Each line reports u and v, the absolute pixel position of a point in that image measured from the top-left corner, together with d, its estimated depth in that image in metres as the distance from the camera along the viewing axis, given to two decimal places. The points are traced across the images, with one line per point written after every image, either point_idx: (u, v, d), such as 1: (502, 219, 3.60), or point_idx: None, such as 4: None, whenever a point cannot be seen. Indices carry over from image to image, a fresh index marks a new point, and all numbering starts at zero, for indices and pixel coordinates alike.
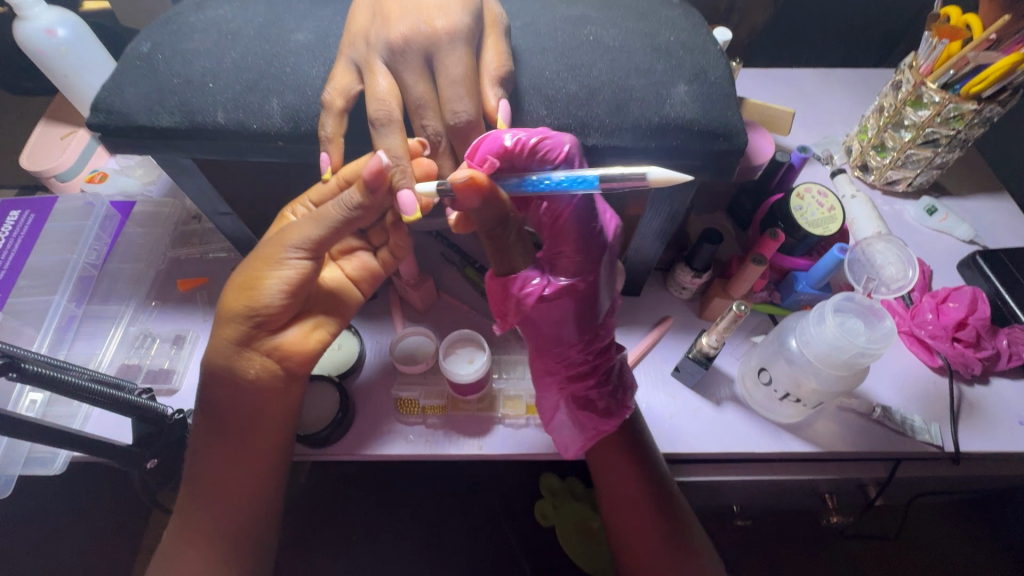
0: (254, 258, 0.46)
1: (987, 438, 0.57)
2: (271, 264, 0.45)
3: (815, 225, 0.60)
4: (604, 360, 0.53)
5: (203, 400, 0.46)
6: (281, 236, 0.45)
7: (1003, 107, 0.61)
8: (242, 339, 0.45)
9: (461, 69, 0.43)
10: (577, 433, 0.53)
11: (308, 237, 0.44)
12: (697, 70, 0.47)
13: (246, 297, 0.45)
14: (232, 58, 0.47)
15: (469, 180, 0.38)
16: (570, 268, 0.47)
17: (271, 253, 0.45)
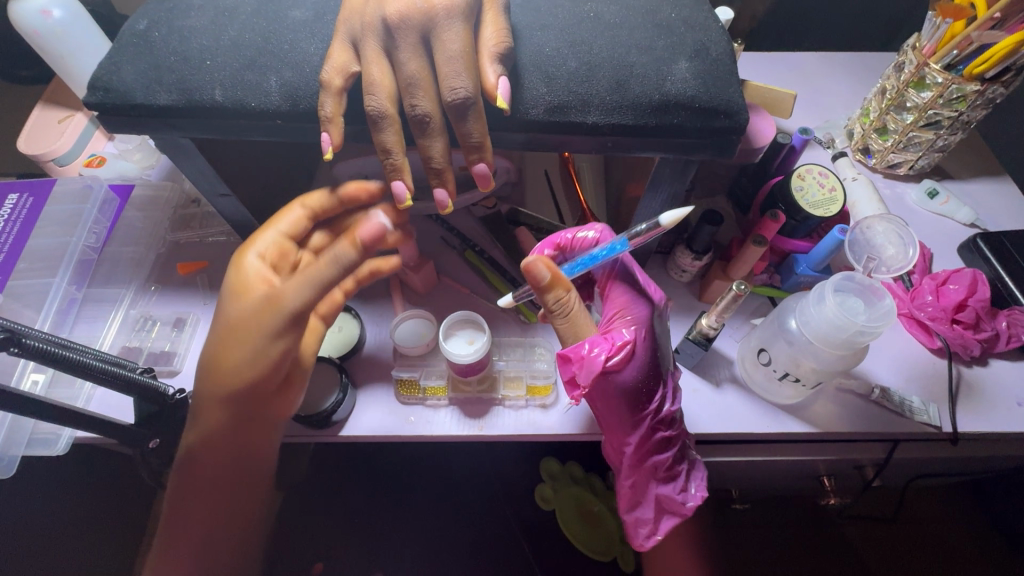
0: (237, 321, 0.46)
1: (985, 418, 0.57)
2: (261, 331, 0.45)
3: (816, 207, 0.60)
4: (677, 436, 0.52)
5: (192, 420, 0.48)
6: (269, 301, 0.46)
7: (1006, 87, 0.61)
8: (236, 397, 0.46)
9: (459, 46, 0.42)
10: (647, 498, 0.53)
11: (297, 303, 0.45)
12: (698, 47, 0.46)
13: (229, 358, 0.46)
14: (229, 36, 0.47)
15: (535, 263, 0.47)
16: (624, 325, 0.50)
17: (260, 319, 0.45)
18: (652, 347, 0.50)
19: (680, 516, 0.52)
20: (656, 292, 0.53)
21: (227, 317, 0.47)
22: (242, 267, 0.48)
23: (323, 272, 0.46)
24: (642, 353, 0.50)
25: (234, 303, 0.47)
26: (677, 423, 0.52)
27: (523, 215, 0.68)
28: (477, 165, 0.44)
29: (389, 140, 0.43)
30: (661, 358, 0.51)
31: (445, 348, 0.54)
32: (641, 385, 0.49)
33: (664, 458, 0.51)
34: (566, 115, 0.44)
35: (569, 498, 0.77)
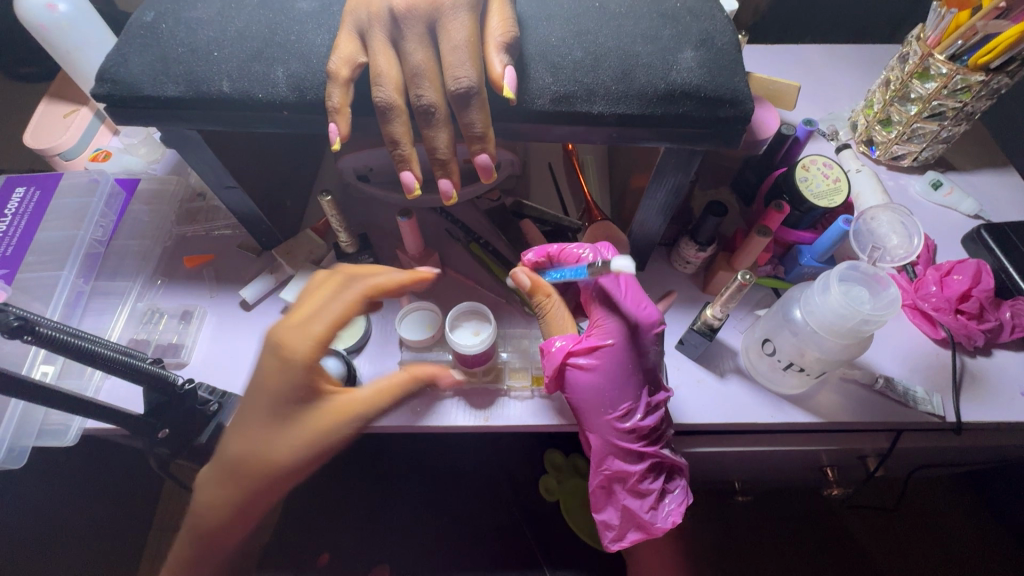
0: (294, 427, 0.45)
1: (988, 408, 0.58)
2: (329, 438, 0.46)
3: (821, 197, 0.60)
4: (652, 452, 0.51)
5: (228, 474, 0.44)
6: (339, 407, 0.46)
7: (1011, 78, 0.60)
8: (267, 488, 0.44)
9: (464, 35, 0.42)
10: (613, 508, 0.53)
11: (366, 415, 0.47)
12: (703, 36, 0.47)
13: (273, 454, 0.44)
14: (236, 28, 0.47)
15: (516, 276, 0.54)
16: (601, 331, 0.52)
17: (326, 428, 0.45)
18: (624, 360, 0.52)
19: (649, 532, 0.52)
20: (647, 315, 0.53)
21: (274, 417, 0.44)
22: (297, 362, 0.44)
23: (398, 390, 0.49)
24: (612, 366, 0.51)
25: (287, 407, 0.45)
26: (653, 438, 0.52)
27: (527, 207, 0.68)
28: (480, 155, 0.43)
29: (399, 131, 0.43)
30: (638, 374, 0.52)
31: (450, 338, 0.54)
32: (608, 394, 0.51)
33: (634, 469, 0.51)
34: (572, 104, 0.44)
35: (574, 489, 0.76)
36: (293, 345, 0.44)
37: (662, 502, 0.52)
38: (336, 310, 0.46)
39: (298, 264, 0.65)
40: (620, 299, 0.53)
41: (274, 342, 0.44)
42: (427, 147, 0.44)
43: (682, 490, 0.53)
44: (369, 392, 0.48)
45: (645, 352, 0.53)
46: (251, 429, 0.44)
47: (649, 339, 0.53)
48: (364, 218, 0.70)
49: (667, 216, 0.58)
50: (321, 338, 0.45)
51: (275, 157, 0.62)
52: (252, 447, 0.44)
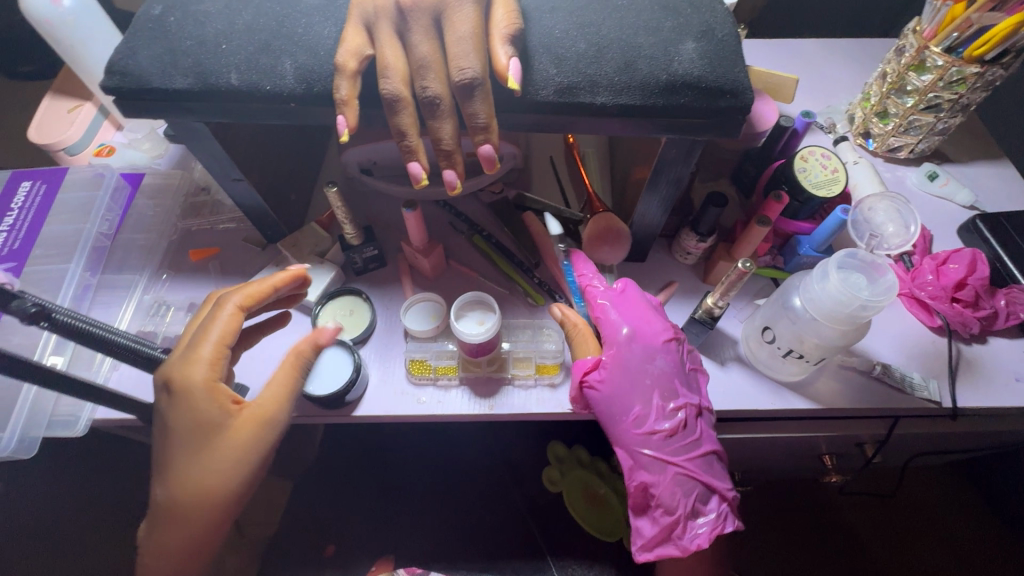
0: (215, 450, 0.44)
1: (984, 394, 0.59)
2: (254, 446, 0.44)
3: (818, 187, 0.61)
4: (676, 461, 0.50)
5: (163, 510, 0.44)
6: (249, 416, 0.45)
7: (1005, 70, 0.61)
8: (212, 518, 0.44)
9: (469, 27, 0.43)
10: (646, 524, 0.51)
11: (280, 413, 0.46)
12: (704, 28, 0.48)
13: (209, 480, 0.43)
14: (243, 21, 0.48)
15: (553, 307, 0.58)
16: (610, 344, 0.55)
17: (244, 438, 0.44)
18: (632, 369, 0.53)
19: (679, 550, 0.49)
20: (661, 328, 0.55)
21: (198, 447, 0.44)
22: (196, 389, 0.43)
23: (301, 373, 0.47)
24: (619, 375, 0.53)
25: (200, 431, 0.44)
26: (678, 447, 0.50)
27: (530, 199, 0.68)
28: (483, 146, 0.43)
29: (406, 123, 0.44)
30: (651, 384, 0.52)
31: (456, 327, 0.55)
32: (621, 404, 0.52)
33: (657, 480, 0.50)
34: (576, 95, 0.44)
35: (574, 480, 0.76)
36: (179, 375, 0.43)
37: (695, 520, 0.49)
38: (213, 330, 0.45)
39: (303, 257, 0.65)
40: (626, 314, 0.56)
41: (162, 378, 0.44)
42: (432, 138, 0.45)
43: (719, 513, 0.49)
44: (272, 391, 0.46)
45: (656, 361, 0.53)
46: (177, 465, 0.44)
47: (662, 349, 0.54)
48: (367, 212, 0.71)
49: (668, 208, 0.58)
50: (211, 360, 0.44)
51: (280, 151, 0.63)
52: (181, 482, 0.43)
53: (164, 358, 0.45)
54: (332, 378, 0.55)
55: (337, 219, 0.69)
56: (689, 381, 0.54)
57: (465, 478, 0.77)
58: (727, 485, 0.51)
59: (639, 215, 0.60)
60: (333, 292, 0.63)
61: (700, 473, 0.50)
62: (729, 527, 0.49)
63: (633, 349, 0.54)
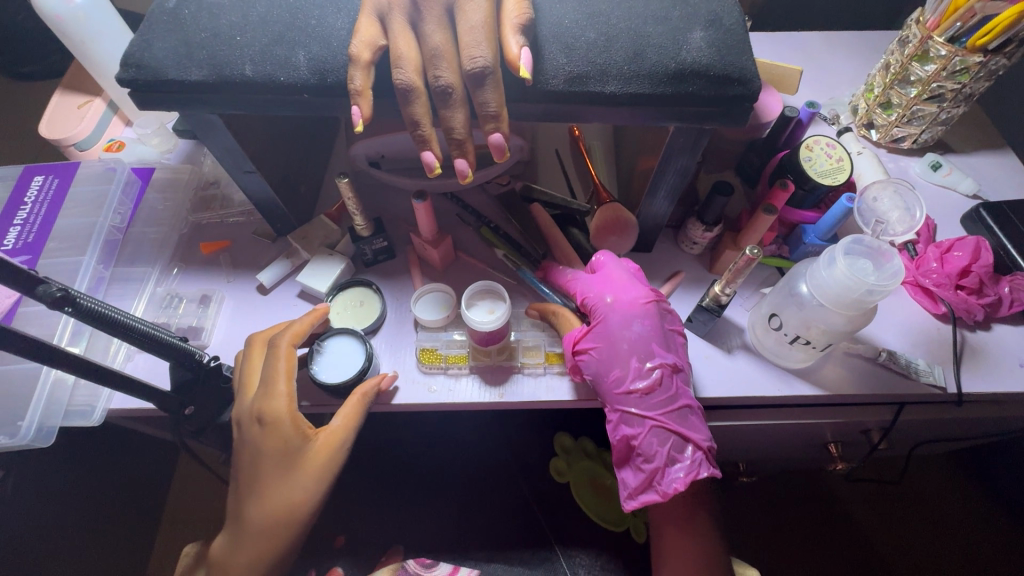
0: (296, 474, 0.51)
1: (989, 379, 0.59)
2: (329, 469, 0.52)
3: (824, 175, 0.62)
4: (651, 413, 0.51)
5: (249, 527, 0.52)
6: (322, 445, 0.52)
7: (1008, 59, 0.62)
8: (292, 532, 0.51)
9: (481, 17, 0.43)
10: (629, 476, 0.52)
11: (348, 442, 0.53)
12: (711, 17, 0.48)
13: (292, 502, 0.51)
14: (257, 14, 0.48)
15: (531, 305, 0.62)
16: (593, 311, 0.57)
17: (318, 464, 0.51)
18: (612, 335, 0.54)
19: (659, 496, 0.49)
20: (638, 295, 0.56)
21: (281, 470, 0.52)
22: (281, 420, 0.51)
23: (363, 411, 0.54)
24: (600, 342, 0.55)
25: (286, 458, 0.52)
26: (653, 401, 0.52)
27: (537, 191, 0.67)
28: (494, 135, 0.44)
29: (419, 113, 0.45)
30: (628, 347, 0.54)
31: (467, 315, 0.56)
32: (601, 366, 0.54)
33: (634, 432, 0.51)
34: (586, 84, 0.45)
35: (581, 471, 0.77)
36: (266, 409, 0.51)
37: (672, 467, 0.50)
38: (280, 366, 0.53)
39: (313, 249, 0.66)
40: (606, 287, 0.57)
41: (252, 412, 0.52)
42: (444, 128, 0.45)
43: (694, 458, 0.49)
44: (341, 423, 0.53)
45: (633, 327, 0.55)
46: (264, 485, 0.52)
47: (639, 314, 0.55)
48: (376, 204, 0.72)
49: (676, 197, 0.59)
50: (288, 395, 0.52)
51: (290, 144, 0.64)
52: (268, 500, 0.51)
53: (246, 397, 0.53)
54: (347, 370, 0.56)
55: (346, 211, 0.69)
56: (667, 342, 0.55)
57: (473, 467, 0.78)
58: (703, 434, 0.51)
59: (646, 204, 0.61)
60: (345, 283, 0.64)
61: (675, 423, 0.51)
62: (704, 472, 0.49)
63: (613, 317, 0.55)
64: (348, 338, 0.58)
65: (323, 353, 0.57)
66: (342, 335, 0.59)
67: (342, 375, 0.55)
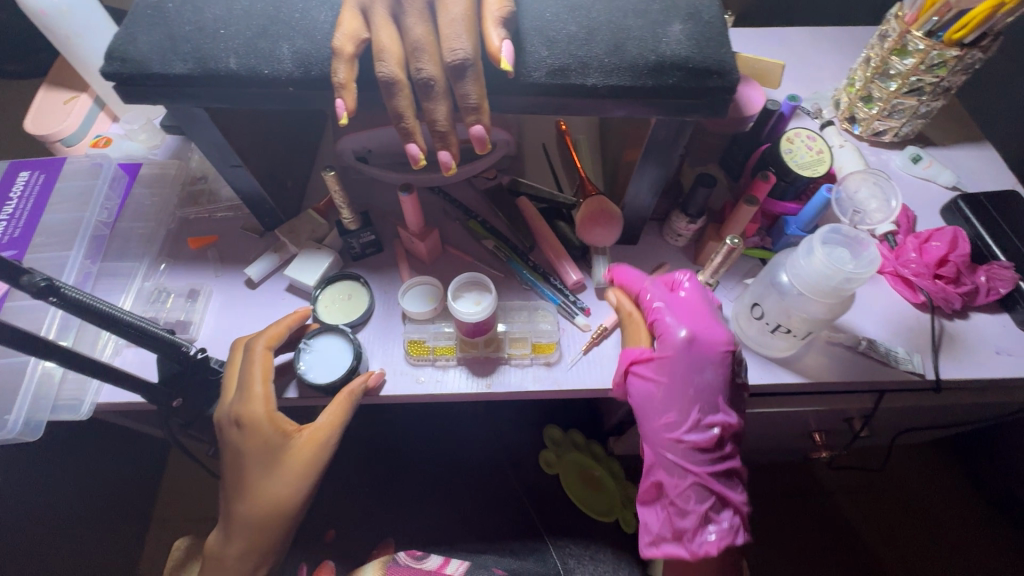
0: (281, 470, 0.52)
1: (966, 366, 0.61)
2: (313, 466, 0.52)
3: (804, 167, 0.64)
4: (696, 468, 0.52)
5: (237, 528, 0.52)
6: (306, 440, 0.53)
7: (984, 53, 0.63)
8: (281, 526, 0.52)
9: (462, 10, 0.44)
10: (656, 518, 0.54)
11: (332, 437, 0.53)
12: (691, 11, 0.49)
13: (276, 500, 0.51)
14: (241, 7, 0.49)
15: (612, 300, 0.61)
16: (666, 340, 0.55)
17: (303, 460, 0.52)
18: (678, 376, 0.54)
19: (686, 552, 0.52)
20: (719, 339, 0.54)
21: (266, 467, 0.52)
22: (260, 421, 0.52)
23: (350, 407, 0.54)
24: (663, 381, 0.54)
25: (268, 455, 0.52)
26: (702, 456, 0.52)
27: (524, 184, 0.70)
28: (475, 126, 0.44)
29: (402, 105, 0.45)
30: (691, 392, 0.53)
31: (453, 307, 0.56)
32: (653, 404, 0.55)
33: (673, 478, 0.53)
34: (567, 77, 0.46)
35: (571, 464, 0.80)
36: (244, 411, 0.52)
37: (704, 524, 0.52)
38: (258, 371, 0.53)
39: (301, 243, 0.66)
40: (684, 318, 0.56)
41: (230, 415, 0.53)
42: (427, 120, 0.46)
43: (731, 525, 0.51)
44: (325, 418, 0.54)
45: (704, 371, 0.53)
46: (250, 482, 0.52)
47: (714, 361, 0.54)
48: (364, 199, 0.72)
49: (659, 189, 0.60)
50: (265, 397, 0.52)
51: (277, 138, 0.64)
52: (254, 496, 0.51)
53: (226, 396, 0.53)
54: (335, 368, 0.56)
55: (334, 205, 0.70)
56: (730, 394, 0.54)
57: (463, 459, 0.79)
58: (741, 498, 0.53)
59: (630, 197, 0.62)
60: (332, 277, 0.64)
61: (717, 483, 0.52)
62: (738, 540, 0.51)
63: (686, 355, 0.54)
64: (336, 336, 0.59)
65: (310, 352, 0.58)
66: (329, 333, 0.59)
67: (330, 373, 0.56)
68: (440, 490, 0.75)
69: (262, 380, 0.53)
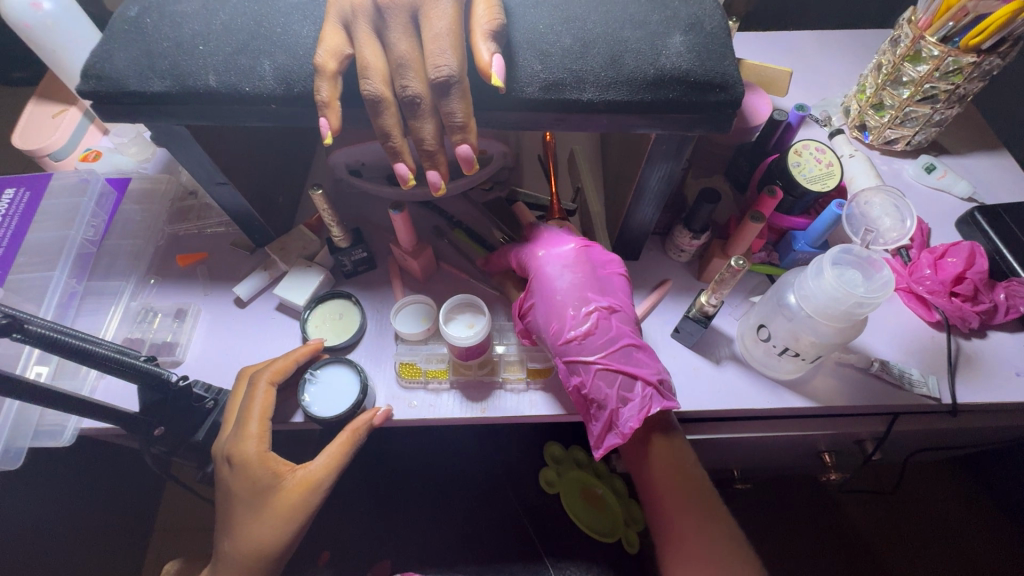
0: (266, 513, 0.49)
1: (985, 389, 0.58)
2: (299, 511, 0.50)
3: (814, 181, 0.60)
4: (595, 358, 0.51)
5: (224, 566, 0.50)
6: (297, 483, 0.50)
7: (1002, 59, 0.60)
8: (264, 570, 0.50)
9: (449, 23, 0.42)
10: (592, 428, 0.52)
11: (324, 483, 0.50)
12: (692, 20, 0.47)
13: (263, 545, 0.49)
14: (221, 21, 0.47)
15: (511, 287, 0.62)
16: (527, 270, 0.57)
17: (287, 507, 0.49)
18: (547, 292, 0.55)
19: (622, 438, 0.49)
20: (570, 243, 0.57)
21: (252, 504, 0.50)
22: (250, 460, 0.50)
23: (350, 450, 0.51)
24: (540, 300, 0.55)
25: (255, 495, 0.50)
26: (593, 346, 0.52)
27: (522, 195, 0.68)
28: (462, 146, 0.42)
29: (389, 124, 0.43)
30: (563, 298, 0.54)
31: (445, 330, 0.54)
32: (543, 322, 0.55)
33: (582, 381, 0.52)
34: (561, 92, 0.44)
35: (573, 481, 0.76)
36: (236, 450, 0.50)
37: (626, 408, 0.50)
38: (254, 415, 0.51)
39: (292, 261, 0.65)
40: (538, 245, 0.58)
41: (224, 452, 0.51)
42: (414, 138, 0.44)
43: (645, 395, 0.49)
44: (320, 462, 0.51)
45: (565, 275, 0.55)
46: (238, 520, 0.50)
47: (572, 263, 0.55)
48: (357, 214, 0.70)
49: (660, 204, 0.57)
50: (259, 436, 0.51)
51: (265, 153, 0.62)
52: (240, 537, 0.50)
53: (223, 431, 0.52)
54: (339, 403, 0.54)
55: (326, 221, 0.68)
56: (601, 286, 0.55)
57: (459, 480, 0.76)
58: (647, 368, 0.51)
59: (630, 212, 0.59)
60: (323, 295, 0.62)
61: (619, 364, 0.51)
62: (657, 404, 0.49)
63: (546, 270, 0.55)
64: (343, 367, 0.56)
65: (313, 383, 0.55)
66: (336, 363, 0.56)
67: (334, 409, 0.53)
68: (436, 512, 0.73)
69: (258, 409, 0.51)
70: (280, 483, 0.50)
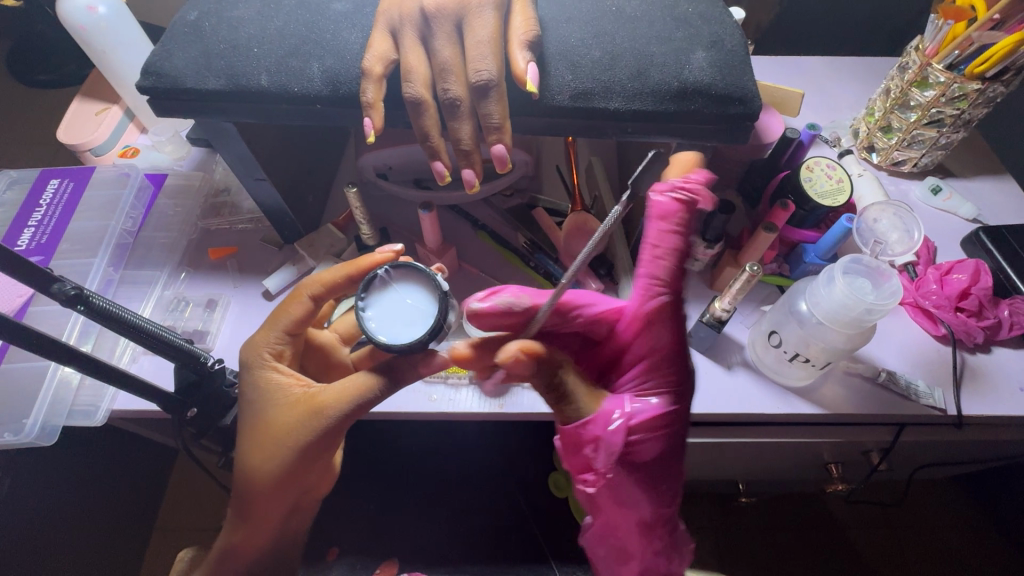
0: (268, 422, 0.48)
1: (989, 401, 0.59)
2: (302, 426, 0.47)
3: (824, 197, 0.63)
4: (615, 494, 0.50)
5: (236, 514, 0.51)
6: (306, 399, 0.48)
7: (1006, 87, 0.63)
8: (278, 506, 0.50)
9: (488, 33, 0.45)
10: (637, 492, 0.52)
11: (336, 408, 0.46)
12: (713, 38, 0.50)
13: (262, 472, 0.48)
14: (275, 25, 0.50)
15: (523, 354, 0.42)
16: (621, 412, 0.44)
17: (296, 418, 0.47)
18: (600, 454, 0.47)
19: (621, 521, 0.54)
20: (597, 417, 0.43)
21: (255, 423, 0.48)
22: (252, 366, 0.50)
23: (370, 390, 0.46)
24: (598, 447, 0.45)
25: (262, 408, 0.49)
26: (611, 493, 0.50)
27: (542, 201, 0.72)
28: (497, 145, 0.45)
29: (428, 125, 0.46)
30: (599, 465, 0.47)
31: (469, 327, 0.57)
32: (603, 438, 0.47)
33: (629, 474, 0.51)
34: (590, 100, 0.46)
35: None
36: (249, 346, 0.51)
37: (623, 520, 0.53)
38: (286, 319, 0.51)
39: (320, 257, 0.67)
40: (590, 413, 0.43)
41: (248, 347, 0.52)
42: (452, 139, 0.47)
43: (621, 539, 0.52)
44: (337, 386, 0.47)
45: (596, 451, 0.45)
46: (240, 447, 0.49)
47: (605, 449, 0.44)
48: (382, 214, 0.73)
49: None
50: (271, 344, 0.51)
51: (300, 153, 0.65)
52: (245, 468, 0.48)
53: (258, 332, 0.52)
54: (389, 329, 0.46)
55: (353, 220, 0.70)
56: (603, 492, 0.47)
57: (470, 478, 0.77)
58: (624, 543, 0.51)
59: (648, 221, 0.61)
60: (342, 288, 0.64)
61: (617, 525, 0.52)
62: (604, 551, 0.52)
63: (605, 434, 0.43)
64: (433, 303, 0.48)
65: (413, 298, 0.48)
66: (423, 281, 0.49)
67: (387, 333, 0.46)
68: (446, 509, 0.73)
69: (297, 311, 0.51)
70: (289, 397, 0.49)
